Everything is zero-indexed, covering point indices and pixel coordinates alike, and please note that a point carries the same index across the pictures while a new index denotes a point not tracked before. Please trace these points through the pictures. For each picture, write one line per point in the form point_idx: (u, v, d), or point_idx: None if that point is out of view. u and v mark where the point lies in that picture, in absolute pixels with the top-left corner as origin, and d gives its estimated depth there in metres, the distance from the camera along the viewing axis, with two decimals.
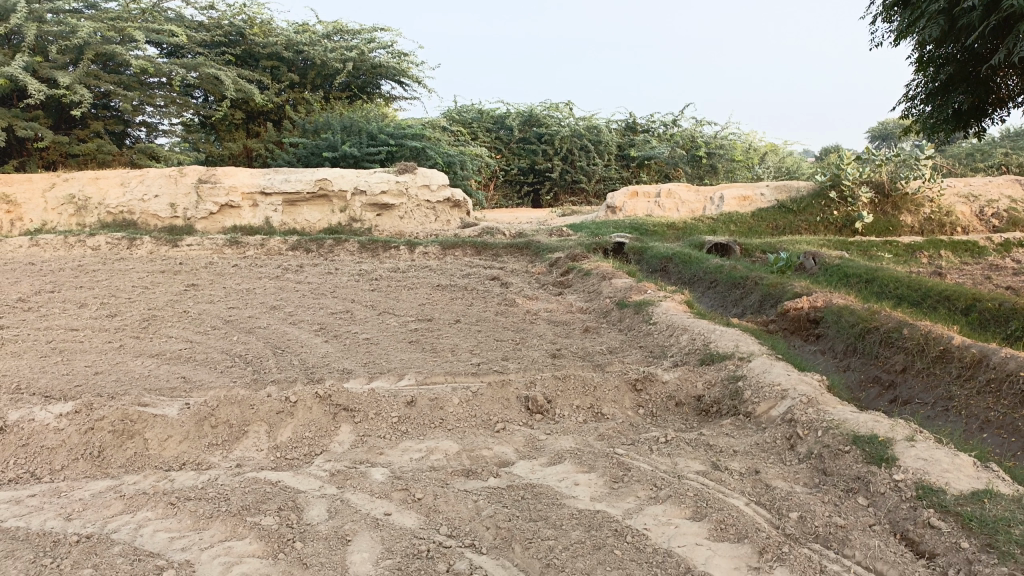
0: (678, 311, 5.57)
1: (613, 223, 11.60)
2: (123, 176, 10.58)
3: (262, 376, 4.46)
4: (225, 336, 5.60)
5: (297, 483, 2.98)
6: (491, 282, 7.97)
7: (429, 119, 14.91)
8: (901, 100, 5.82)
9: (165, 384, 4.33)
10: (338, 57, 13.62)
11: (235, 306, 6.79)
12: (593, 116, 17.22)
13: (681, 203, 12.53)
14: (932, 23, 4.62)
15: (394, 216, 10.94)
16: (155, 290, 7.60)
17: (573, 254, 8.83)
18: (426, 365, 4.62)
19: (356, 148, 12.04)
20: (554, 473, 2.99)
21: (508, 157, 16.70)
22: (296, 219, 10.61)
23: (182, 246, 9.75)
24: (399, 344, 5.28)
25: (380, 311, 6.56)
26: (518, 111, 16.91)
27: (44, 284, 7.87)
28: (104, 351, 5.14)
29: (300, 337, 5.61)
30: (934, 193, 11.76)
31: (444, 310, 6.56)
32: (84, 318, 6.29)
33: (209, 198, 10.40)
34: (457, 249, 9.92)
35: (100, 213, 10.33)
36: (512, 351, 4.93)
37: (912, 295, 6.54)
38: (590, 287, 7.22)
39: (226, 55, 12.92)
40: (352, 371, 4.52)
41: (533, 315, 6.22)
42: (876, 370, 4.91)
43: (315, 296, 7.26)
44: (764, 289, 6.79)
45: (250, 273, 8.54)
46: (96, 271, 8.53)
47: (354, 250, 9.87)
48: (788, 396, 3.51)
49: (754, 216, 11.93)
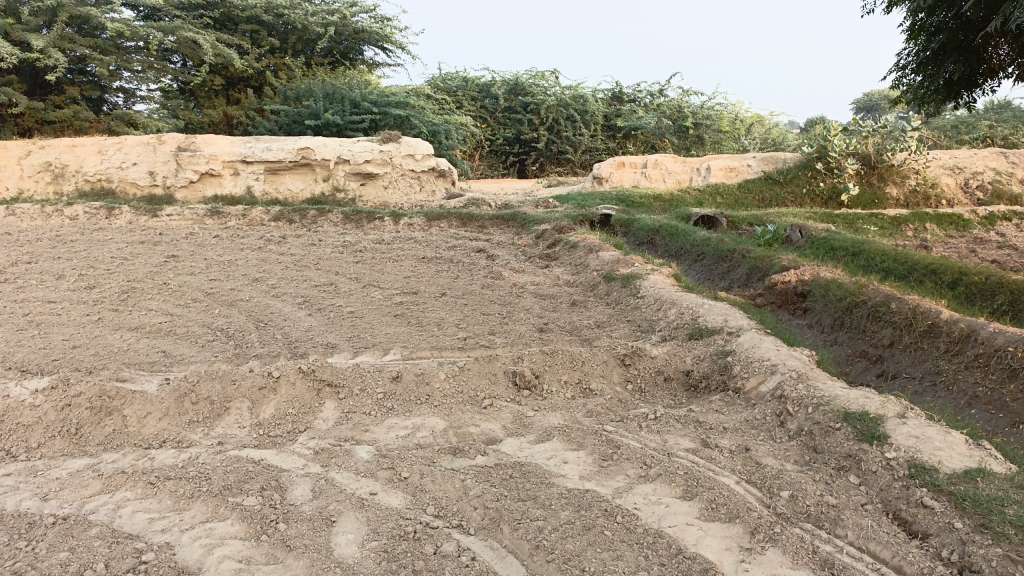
0: (666, 284, 5.52)
1: (600, 194, 11.51)
2: (101, 144, 10.34)
3: (244, 350, 4.37)
4: (207, 308, 5.49)
5: (281, 462, 2.92)
6: (477, 255, 7.88)
7: (414, 87, 14.66)
8: (892, 71, 5.75)
9: (145, 358, 4.24)
10: (319, 22, 13.32)
11: (217, 278, 6.67)
12: (579, 85, 17.01)
13: (668, 174, 12.45)
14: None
15: (378, 186, 10.78)
16: (134, 261, 7.46)
17: (559, 226, 8.75)
18: (412, 340, 4.55)
19: (339, 116, 11.83)
20: (543, 451, 2.95)
21: (494, 126, 16.50)
22: (279, 189, 10.43)
23: (162, 216, 9.57)
24: (384, 317, 5.20)
25: (365, 284, 6.47)
26: (503, 80, 16.67)
27: (20, 254, 7.70)
28: (82, 324, 5.03)
29: (283, 310, 5.51)
30: (919, 165, 11.72)
31: (430, 283, 6.47)
32: (61, 290, 6.15)
33: (189, 167, 10.19)
34: (442, 220, 9.81)
35: (77, 181, 10.10)
36: (498, 325, 4.87)
37: (898, 268, 6.55)
38: (576, 260, 7.16)
39: (204, 19, 12.59)
40: (336, 346, 4.44)
41: (519, 288, 6.15)
42: (863, 344, 4.91)
43: (299, 268, 7.15)
44: (751, 262, 6.76)
45: (232, 244, 8.40)
46: (74, 241, 8.36)
47: (337, 221, 9.73)
48: (778, 372, 3.48)
49: (741, 188, 11.88)
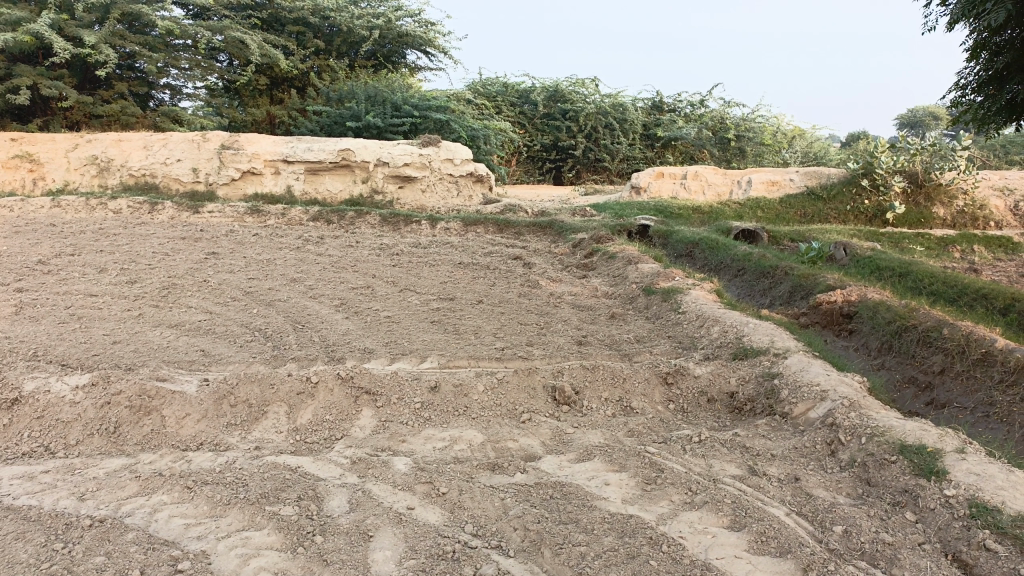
0: (708, 300, 5.41)
1: (638, 204, 11.39)
2: (146, 139, 10.50)
3: (282, 352, 4.36)
4: (245, 308, 5.51)
5: (317, 470, 2.89)
6: (513, 262, 7.82)
7: (454, 91, 14.68)
8: (952, 88, 5.60)
9: (184, 357, 4.26)
10: (364, 25, 13.39)
11: (255, 277, 6.70)
12: (619, 93, 16.91)
13: (708, 186, 12.28)
14: (999, 7, 4.49)
15: (416, 189, 10.79)
16: (175, 257, 7.53)
17: (597, 236, 8.66)
18: (450, 348, 4.50)
19: (380, 119, 11.87)
20: (583, 471, 2.87)
21: (532, 133, 16.46)
22: (318, 189, 10.48)
23: (203, 212, 9.67)
24: (421, 324, 5.17)
25: (401, 288, 6.45)
26: (543, 86, 16.63)
27: (64, 246, 7.83)
28: (123, 319, 5.07)
29: (320, 312, 5.51)
30: (969, 185, 11.43)
31: (466, 289, 6.43)
32: (103, 283, 6.22)
33: (231, 164, 10.29)
34: (479, 226, 9.77)
35: (122, 175, 10.26)
36: (537, 336, 4.80)
37: (947, 291, 6.36)
38: (615, 271, 7.06)
39: (252, 19, 12.75)
40: (372, 351, 4.41)
41: (557, 298, 6.08)
42: (912, 370, 4.75)
43: (336, 270, 7.16)
44: (795, 280, 6.62)
45: (270, 242, 8.45)
46: (117, 235, 8.48)
47: (375, 223, 9.74)
48: (828, 398, 3.36)
49: (782, 203, 11.68)
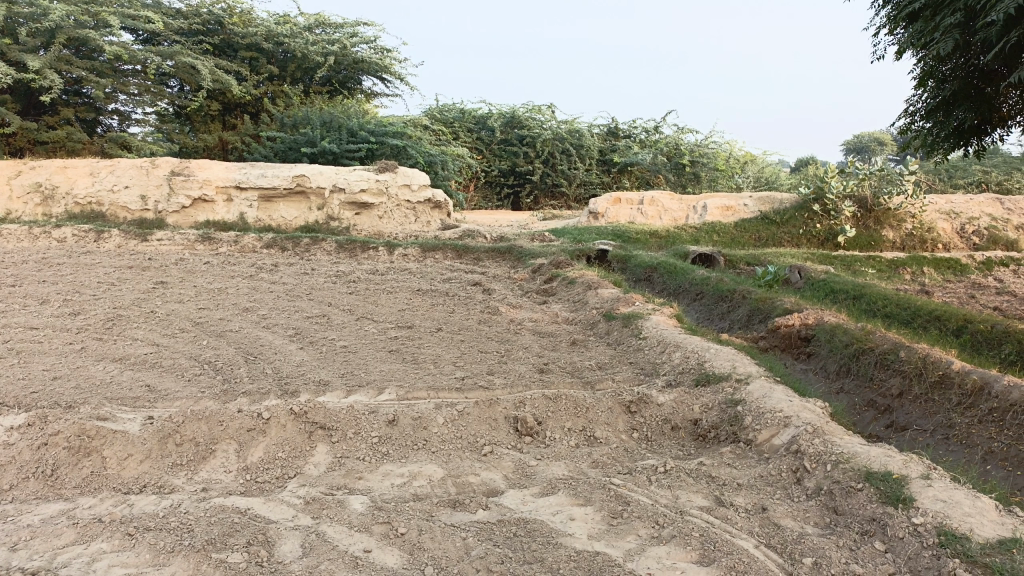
0: (668, 325, 5.39)
1: (596, 229, 11.43)
2: (93, 166, 10.20)
3: (232, 386, 4.19)
4: (195, 340, 5.32)
5: (269, 512, 2.75)
6: (472, 288, 7.73)
7: (411, 117, 14.63)
8: (902, 115, 5.74)
9: (128, 392, 4.06)
10: (318, 51, 13.30)
11: (206, 307, 6.50)
12: (575, 120, 17.06)
13: (664, 211, 12.40)
14: (947, 36, 4.61)
15: (373, 216, 10.66)
16: (122, 287, 7.27)
17: (556, 261, 8.63)
18: (408, 379, 4.38)
19: (335, 144, 11.75)
20: (548, 505, 2.78)
21: (489, 158, 16.48)
22: (273, 216, 10.29)
23: (152, 240, 9.40)
24: (378, 353, 5.04)
25: (358, 316, 6.31)
26: (500, 112, 16.71)
27: (3, 277, 7.52)
28: (64, 353, 4.84)
29: (274, 342, 5.34)
30: (916, 209, 11.73)
31: (425, 317, 6.32)
32: (44, 316, 5.96)
33: (182, 191, 10.05)
34: (437, 252, 9.68)
35: (67, 203, 9.94)
36: (497, 364, 4.71)
37: (900, 313, 6.46)
38: (574, 297, 7.02)
39: (204, 44, 12.57)
40: (328, 383, 4.27)
41: (517, 325, 6.00)
42: (871, 393, 4.77)
43: (290, 298, 6.99)
44: (753, 303, 6.66)
45: (222, 271, 8.24)
46: (60, 264, 8.18)
47: (331, 250, 9.58)
48: (792, 424, 3.34)
49: (737, 227, 11.83)
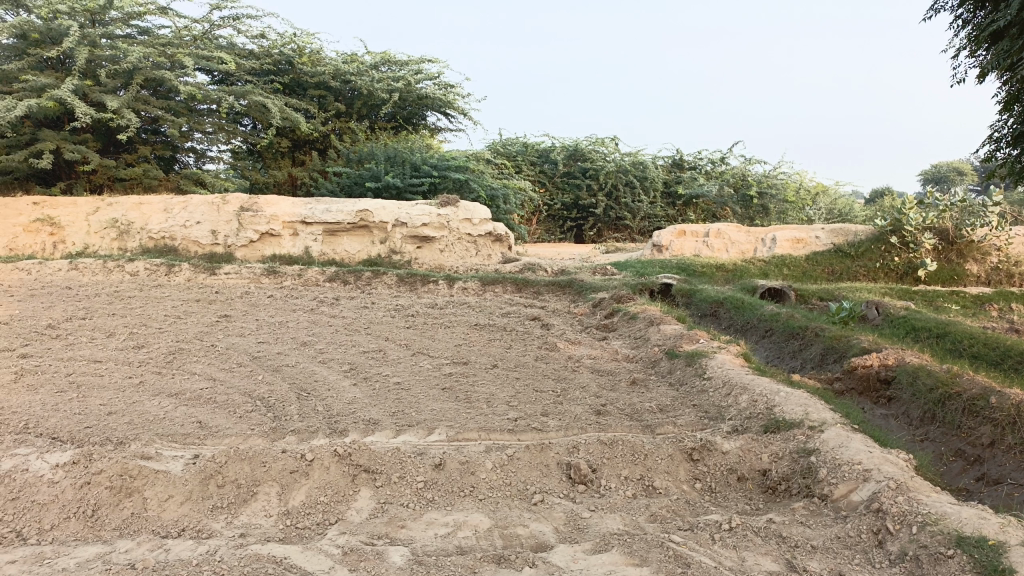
0: (735, 365, 5.12)
1: (660, 262, 11.17)
2: (167, 202, 10.51)
3: (281, 424, 4.12)
4: (251, 375, 5.29)
5: (305, 562, 2.62)
6: (531, 323, 7.58)
7: (474, 151, 14.71)
8: (986, 142, 5.42)
9: (179, 429, 4.04)
10: (384, 88, 13.51)
11: (265, 341, 6.51)
12: (639, 152, 16.88)
13: (731, 244, 12.05)
14: None
15: (435, 249, 10.63)
16: (186, 320, 7.39)
17: (618, 295, 8.42)
18: (460, 419, 4.22)
19: (399, 179, 11.84)
20: (600, 564, 2.57)
21: (552, 191, 16.39)
22: (336, 250, 10.38)
23: (220, 274, 9.59)
24: (432, 391, 4.92)
25: (414, 351, 6.23)
26: (563, 145, 16.65)
27: (76, 309, 7.75)
28: (122, 388, 4.87)
29: (328, 378, 5.28)
30: (1002, 242, 11.09)
31: (481, 352, 6.19)
32: (109, 349, 6.06)
33: (250, 226, 10.26)
34: (497, 285, 9.58)
35: (142, 238, 10.24)
36: (552, 405, 4.52)
37: (989, 354, 6.02)
38: (636, 333, 6.78)
39: (274, 83, 12.93)
40: (378, 422, 4.16)
41: (575, 362, 5.80)
42: (959, 442, 4.39)
43: (348, 332, 6.97)
44: (826, 342, 6.31)
45: (285, 304, 8.31)
46: (131, 297, 8.39)
47: (392, 283, 9.59)
48: (871, 479, 3.06)
49: (808, 260, 11.38)
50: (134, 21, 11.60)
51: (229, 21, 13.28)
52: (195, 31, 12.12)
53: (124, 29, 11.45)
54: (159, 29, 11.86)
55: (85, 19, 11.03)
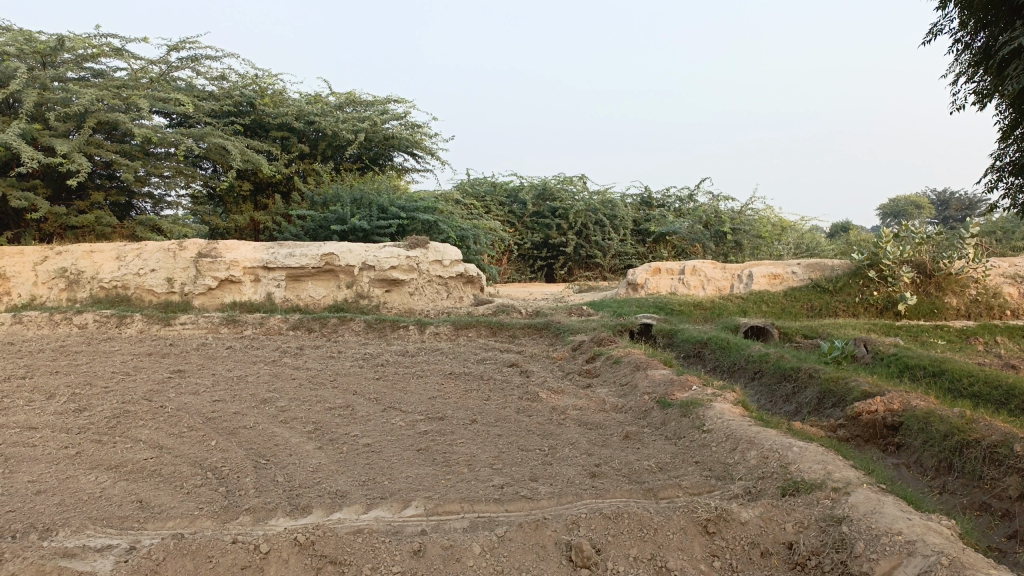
0: (735, 414, 4.74)
1: (636, 302, 10.84)
2: (120, 249, 9.91)
3: (235, 502, 3.64)
4: (203, 440, 4.76)
5: None
6: (509, 370, 7.13)
7: (442, 192, 14.36)
8: (988, 171, 5.32)
9: (117, 512, 3.51)
10: (349, 128, 13.09)
11: (222, 398, 5.98)
12: (608, 190, 16.73)
13: (707, 280, 11.73)
14: None
15: (404, 293, 10.16)
16: (136, 377, 6.82)
17: (598, 337, 8.03)
18: (438, 488, 3.76)
19: (365, 221, 11.39)
20: None
21: (522, 231, 16.06)
22: (300, 296, 9.86)
23: (176, 324, 9.02)
24: (405, 453, 4.44)
25: (385, 406, 5.74)
26: (532, 185, 16.50)
27: (15, 367, 7.14)
28: (56, 459, 4.32)
29: (290, 441, 4.77)
30: (979, 274, 11.00)
31: (458, 405, 5.73)
32: (46, 413, 5.48)
33: (208, 273, 9.69)
34: (470, 329, 9.14)
35: (93, 287, 9.64)
36: (541, 467, 4.06)
37: (993, 394, 5.74)
38: (621, 379, 6.36)
39: (235, 125, 12.50)
40: (347, 495, 3.68)
41: (560, 414, 5.36)
42: (982, 495, 4.04)
43: (313, 386, 6.46)
44: (822, 384, 5.99)
45: (245, 356, 7.78)
46: (78, 353, 7.79)
47: (359, 330, 9.10)
48: (918, 553, 2.69)
49: (786, 296, 11.15)
50: (87, 63, 11.13)
51: (187, 62, 12.87)
52: (151, 73, 11.69)
53: (77, 71, 10.99)
54: (114, 72, 11.40)
55: (34, 61, 10.52)
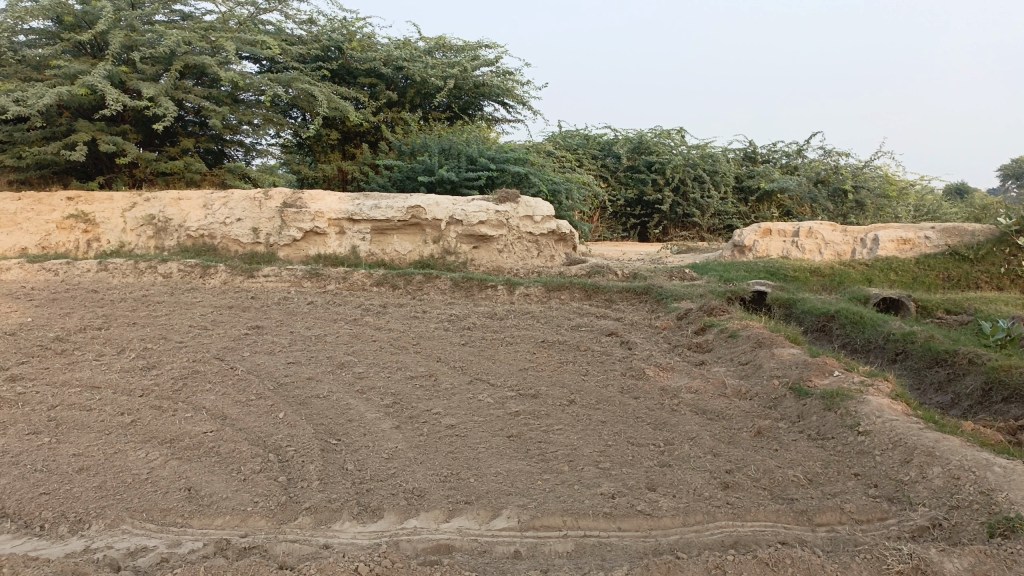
0: (897, 413, 3.88)
1: (744, 265, 9.84)
2: (206, 197, 9.60)
3: (295, 497, 3.08)
4: (270, 412, 4.24)
5: None
6: (609, 340, 6.37)
7: (534, 144, 13.60)
8: None
9: (162, 504, 3.00)
10: (439, 74, 12.36)
11: (296, 360, 5.48)
12: (707, 144, 15.54)
13: (824, 244, 10.45)
14: None
15: (493, 249, 9.44)
16: (211, 333, 6.42)
17: (708, 306, 7.14)
18: (534, 492, 3.08)
19: (454, 173, 10.72)
20: None
21: (614, 187, 15.09)
22: (386, 250, 9.31)
23: (259, 276, 8.65)
24: (495, 441, 3.76)
25: (472, 377, 5.10)
26: (627, 138, 15.45)
27: (94, 317, 6.88)
28: (108, 430, 3.86)
29: (364, 417, 4.19)
30: None
31: (553, 380, 5.02)
32: (112, 371, 5.10)
33: (294, 224, 9.25)
34: (563, 291, 8.39)
35: (180, 236, 9.38)
36: (659, 471, 3.30)
37: None
38: (741, 357, 5.51)
39: (323, 71, 11.94)
40: (426, 496, 3.05)
41: (673, 398, 4.59)
42: None
43: (394, 350, 5.89)
44: (990, 374, 5.02)
45: (326, 313, 7.30)
46: (159, 303, 7.50)
47: (446, 288, 8.50)
48: None
49: (918, 264, 9.87)
50: (176, 6, 10.76)
51: (276, 5, 12.40)
52: (240, 16, 11.23)
53: (164, 13, 10.63)
54: (202, 14, 11.01)
55: (123, 3, 10.14)
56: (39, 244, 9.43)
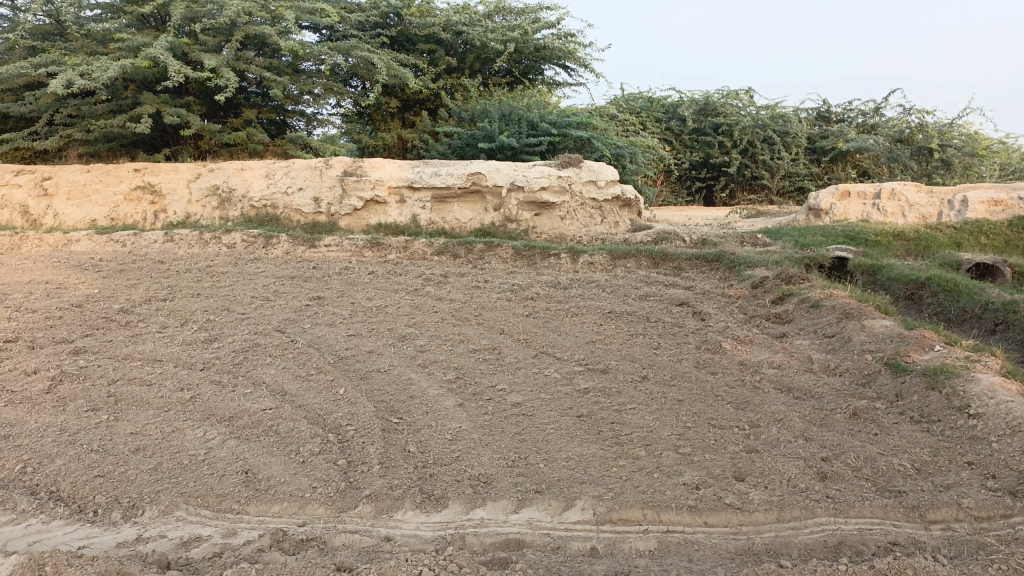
0: (1011, 394, 3.49)
1: (821, 230, 9.29)
2: (268, 167, 9.56)
3: (355, 482, 2.91)
4: (330, 388, 4.09)
5: None
6: (680, 311, 6.04)
7: (595, 107, 13.13)
8: None
9: (220, 489, 2.88)
10: (499, 38, 11.97)
11: (357, 333, 5.33)
12: (778, 104, 14.78)
13: (908, 207, 9.74)
14: None
15: (555, 216, 9.10)
16: (272, 304, 6.33)
17: (785, 274, 6.71)
18: (610, 481, 2.84)
19: (514, 138, 10.39)
20: None
21: (679, 150, 14.52)
22: (446, 218, 9.08)
23: (320, 246, 8.55)
24: (567, 423, 3.52)
25: (538, 351, 4.86)
26: (692, 99, 14.79)
27: (159, 289, 6.89)
28: (168, 407, 3.77)
29: (427, 394, 3.99)
30: None
31: (625, 354, 4.75)
32: (175, 345, 5.04)
33: (354, 192, 9.12)
34: (630, 259, 8.05)
35: (243, 207, 9.36)
36: (747, 458, 3.02)
37: None
38: (825, 330, 5.13)
39: (382, 38, 11.71)
40: (494, 484, 2.84)
41: (755, 374, 4.26)
42: None
43: (455, 323, 5.69)
44: None
45: (387, 283, 7.15)
46: (222, 273, 7.48)
47: (508, 256, 8.24)
48: None
49: (1012, 227, 9.15)
50: None
51: None
52: None
53: None
54: None
55: None
56: (108, 216, 9.53)
